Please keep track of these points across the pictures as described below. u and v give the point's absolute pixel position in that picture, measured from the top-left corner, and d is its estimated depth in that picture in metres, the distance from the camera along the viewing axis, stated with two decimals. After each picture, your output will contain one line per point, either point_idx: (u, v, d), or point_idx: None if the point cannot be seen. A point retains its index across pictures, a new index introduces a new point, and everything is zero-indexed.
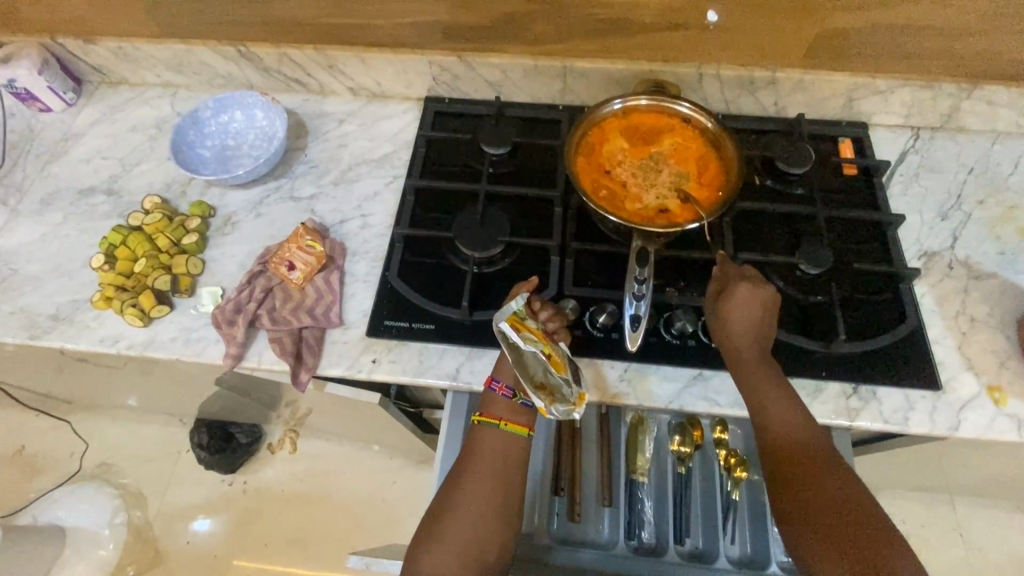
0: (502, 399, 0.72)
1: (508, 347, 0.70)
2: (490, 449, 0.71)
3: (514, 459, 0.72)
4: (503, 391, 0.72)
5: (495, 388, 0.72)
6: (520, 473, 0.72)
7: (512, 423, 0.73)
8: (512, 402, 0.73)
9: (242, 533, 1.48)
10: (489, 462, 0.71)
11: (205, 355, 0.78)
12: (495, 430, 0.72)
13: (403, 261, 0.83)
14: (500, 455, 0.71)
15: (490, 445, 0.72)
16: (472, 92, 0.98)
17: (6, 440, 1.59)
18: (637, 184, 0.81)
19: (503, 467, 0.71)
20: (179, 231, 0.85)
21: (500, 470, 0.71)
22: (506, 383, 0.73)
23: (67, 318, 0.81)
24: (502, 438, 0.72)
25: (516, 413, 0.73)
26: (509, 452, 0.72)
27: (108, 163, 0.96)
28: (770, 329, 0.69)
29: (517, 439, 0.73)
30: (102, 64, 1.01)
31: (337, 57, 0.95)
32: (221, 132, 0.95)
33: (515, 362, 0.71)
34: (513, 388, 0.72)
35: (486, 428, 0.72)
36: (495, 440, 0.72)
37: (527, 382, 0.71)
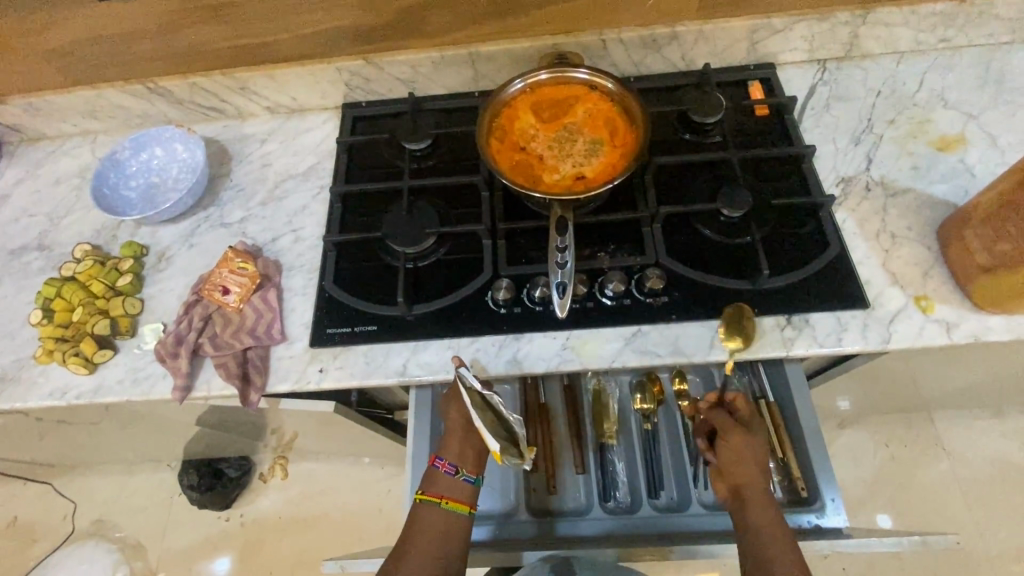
0: (445, 475, 0.79)
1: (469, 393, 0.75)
2: (429, 527, 0.76)
3: (455, 534, 0.77)
4: (446, 467, 0.79)
5: (438, 465, 0.79)
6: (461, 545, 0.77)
7: (454, 502, 0.78)
8: (456, 478, 0.79)
9: (246, 565, 1.49)
10: (429, 542, 0.75)
11: (155, 391, 0.78)
12: (436, 507, 0.77)
13: (339, 268, 0.84)
14: (441, 532, 0.76)
15: (432, 523, 0.76)
16: (387, 93, 0.98)
17: None
18: (553, 156, 0.81)
19: (441, 543, 0.75)
20: (113, 274, 0.85)
21: (439, 544, 0.75)
22: (448, 460, 0.80)
23: (14, 377, 0.81)
24: (442, 516, 0.77)
25: (457, 488, 0.79)
26: (450, 529, 0.77)
27: (37, 219, 0.96)
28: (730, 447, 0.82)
29: (459, 514, 0.78)
30: (16, 122, 1.01)
31: (247, 78, 0.95)
32: (144, 171, 0.95)
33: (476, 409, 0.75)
34: (456, 465, 0.80)
35: (428, 507, 0.77)
36: (437, 519, 0.76)
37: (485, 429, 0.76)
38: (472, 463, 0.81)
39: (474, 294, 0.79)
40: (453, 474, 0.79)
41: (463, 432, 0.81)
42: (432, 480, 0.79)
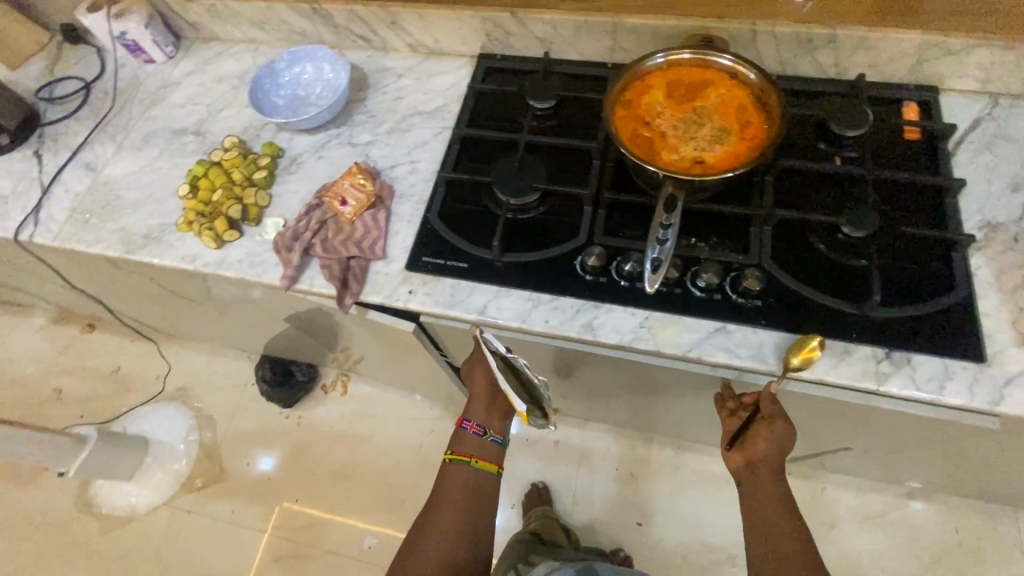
0: (473, 436, 0.89)
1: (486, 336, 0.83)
2: (459, 481, 0.86)
3: (484, 488, 0.86)
4: (474, 428, 0.89)
5: (467, 427, 0.90)
6: (489, 496, 0.87)
7: (483, 462, 0.88)
8: (484, 438, 0.90)
9: (294, 461, 1.63)
10: (458, 494, 0.85)
11: (266, 276, 0.87)
12: (466, 465, 0.87)
13: (445, 204, 0.88)
14: (470, 486, 0.86)
15: (462, 477, 0.87)
16: (523, 50, 1.01)
17: (109, 359, 1.83)
18: (676, 135, 0.80)
19: (470, 495, 0.85)
20: (252, 167, 0.95)
21: (467, 497, 0.85)
22: (476, 422, 0.90)
23: (157, 238, 0.93)
24: (471, 473, 0.87)
25: (485, 448, 0.89)
26: (479, 485, 0.86)
27: (198, 108, 1.08)
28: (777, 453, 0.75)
29: (487, 474, 0.88)
30: (198, 21, 1.13)
31: (399, 14, 1.01)
32: (293, 83, 1.04)
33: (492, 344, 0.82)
34: (483, 426, 0.90)
35: (457, 465, 0.87)
36: (469, 476, 0.87)
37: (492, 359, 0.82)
38: (498, 425, 0.92)
39: (567, 255, 0.80)
40: (482, 435, 0.89)
41: (488, 396, 0.92)
42: (462, 440, 0.90)
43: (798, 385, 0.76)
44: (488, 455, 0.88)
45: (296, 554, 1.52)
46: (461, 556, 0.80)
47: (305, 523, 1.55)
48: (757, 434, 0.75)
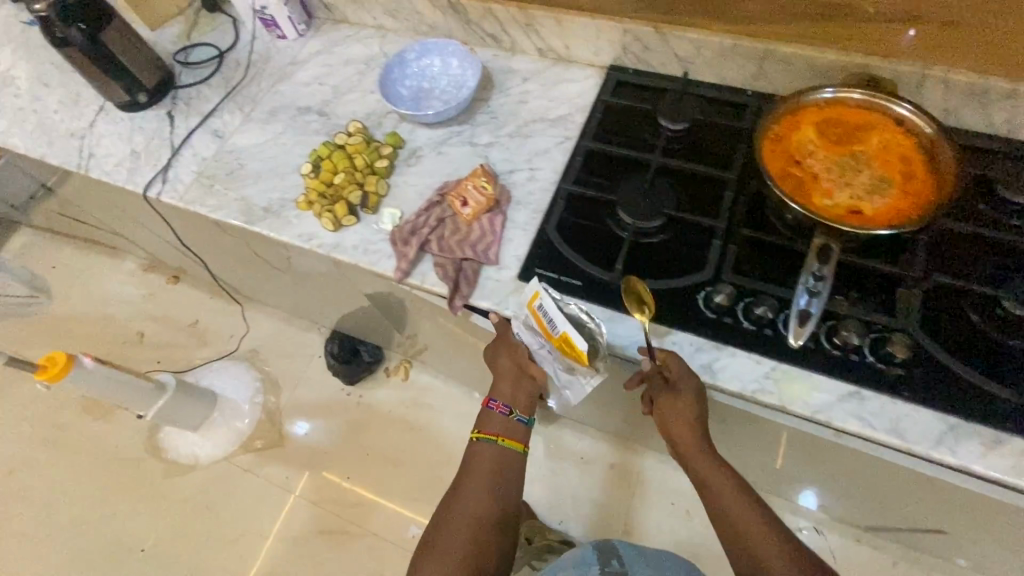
0: (498, 415, 0.85)
1: (539, 303, 0.75)
2: (485, 463, 0.82)
3: (510, 469, 0.83)
4: (500, 409, 0.85)
5: (493, 406, 0.85)
6: (516, 479, 0.83)
7: (507, 441, 0.84)
8: (509, 418, 0.85)
9: (349, 438, 1.66)
10: (483, 476, 0.81)
11: (379, 266, 0.88)
12: (493, 444, 0.83)
13: (564, 216, 0.86)
14: (496, 467, 0.82)
15: (490, 458, 0.82)
16: (658, 66, 0.97)
17: (189, 312, 1.92)
18: (829, 179, 0.75)
19: (496, 475, 0.81)
20: (374, 154, 0.96)
21: (493, 478, 0.81)
22: (502, 402, 0.85)
23: (276, 212, 0.96)
24: (499, 452, 0.83)
25: (511, 428, 0.84)
26: (506, 470, 0.82)
27: (323, 88, 1.09)
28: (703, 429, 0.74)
29: (513, 452, 0.84)
30: (332, 3, 1.15)
31: (536, 17, 0.99)
32: (420, 75, 1.05)
33: (553, 308, 0.73)
34: (509, 407, 0.85)
35: (486, 443, 0.84)
36: (494, 458, 0.83)
37: (559, 321, 0.73)
38: (524, 404, 0.86)
39: (691, 288, 0.77)
40: (506, 413, 0.84)
41: (515, 377, 0.85)
42: (487, 420, 0.86)
43: (850, 440, 0.76)
44: (515, 434, 0.84)
45: (342, 530, 1.55)
46: (490, 541, 0.77)
47: (354, 501, 1.58)
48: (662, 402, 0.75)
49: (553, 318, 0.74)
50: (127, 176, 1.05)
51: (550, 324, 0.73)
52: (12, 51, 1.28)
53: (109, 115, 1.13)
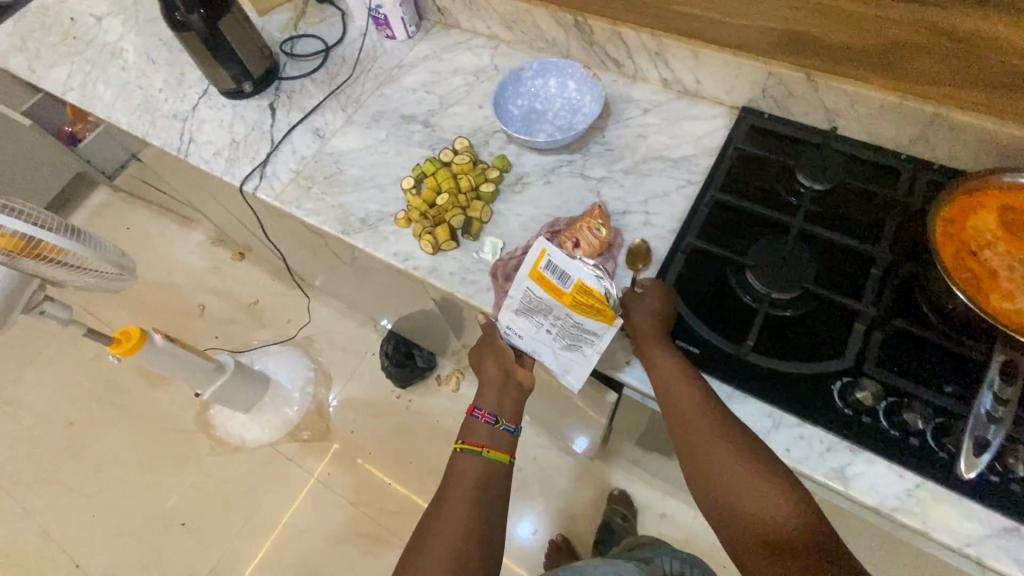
0: (484, 425, 0.77)
1: (547, 261, 0.73)
2: (470, 473, 0.75)
3: (497, 482, 0.75)
4: (486, 417, 0.78)
5: (478, 414, 0.78)
6: (503, 490, 0.75)
7: (491, 451, 0.76)
8: (495, 428, 0.78)
9: (394, 442, 1.64)
10: (468, 486, 0.73)
11: (476, 299, 0.83)
12: (477, 455, 0.76)
13: (683, 271, 0.78)
14: (482, 479, 0.74)
15: (472, 468, 0.75)
16: (799, 115, 0.88)
17: (251, 291, 1.93)
18: (1011, 279, 0.66)
19: (480, 486, 0.74)
20: (480, 177, 0.91)
21: (478, 488, 0.73)
22: (488, 410, 0.78)
23: (373, 225, 0.92)
24: (483, 464, 0.76)
25: (497, 438, 0.77)
26: (490, 482, 0.75)
27: (429, 97, 1.05)
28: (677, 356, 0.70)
29: (498, 464, 0.77)
30: (447, 7, 1.10)
31: (670, 46, 0.91)
32: (533, 95, 0.99)
33: (563, 258, 0.73)
34: (496, 415, 0.78)
35: (468, 454, 0.76)
36: (480, 470, 0.75)
37: (572, 272, 0.73)
38: (512, 411, 0.79)
39: (825, 377, 0.69)
40: (491, 424, 0.77)
41: (503, 382, 0.79)
42: (473, 429, 0.78)
43: None
44: (502, 444, 0.77)
45: (378, 536, 1.53)
46: (475, 561, 0.68)
47: (393, 509, 1.56)
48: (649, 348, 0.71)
49: (565, 270, 0.73)
50: (224, 166, 1.03)
51: (563, 277, 0.72)
52: (123, 22, 1.28)
53: (211, 100, 1.12)
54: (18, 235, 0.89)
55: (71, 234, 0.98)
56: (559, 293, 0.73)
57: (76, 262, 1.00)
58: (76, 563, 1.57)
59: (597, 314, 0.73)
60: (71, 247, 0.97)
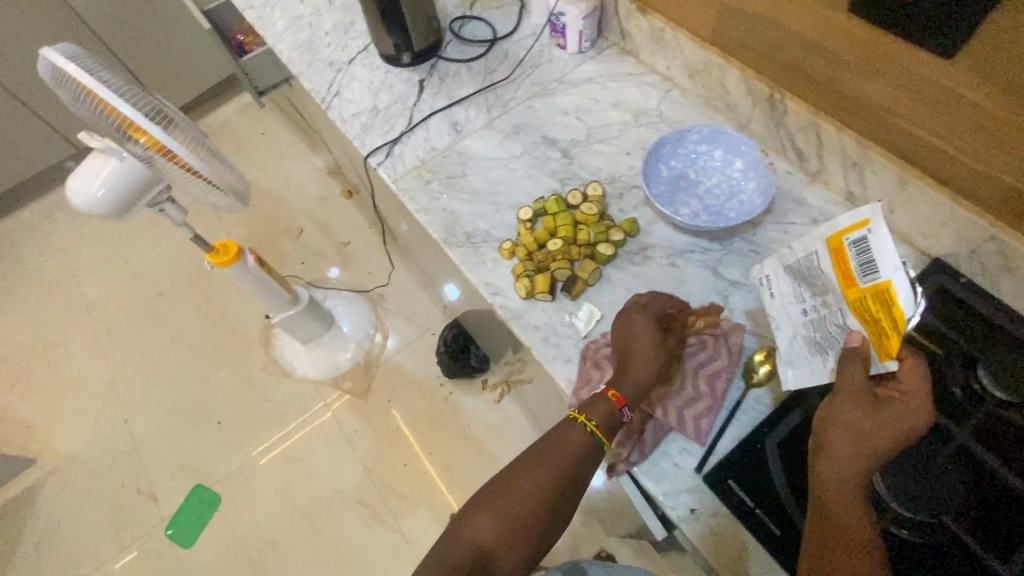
0: (610, 410, 0.67)
1: (861, 234, 0.62)
2: (572, 443, 0.66)
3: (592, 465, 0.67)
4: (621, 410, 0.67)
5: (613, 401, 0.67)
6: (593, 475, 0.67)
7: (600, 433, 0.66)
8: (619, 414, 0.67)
9: (423, 427, 1.64)
10: (566, 456, 0.66)
11: (552, 367, 0.76)
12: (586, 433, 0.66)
13: (794, 434, 0.67)
14: (579, 456, 0.66)
15: (574, 441, 0.67)
16: (1008, 295, 0.71)
17: (346, 232, 1.99)
18: None
19: (577, 461, 0.66)
20: (602, 234, 0.82)
21: (573, 463, 0.66)
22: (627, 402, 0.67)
23: (475, 245, 0.86)
24: (588, 444, 0.66)
25: (614, 427, 0.67)
26: (589, 460, 0.67)
27: (578, 124, 0.96)
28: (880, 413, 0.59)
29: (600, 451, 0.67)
30: (631, 33, 1.00)
31: (872, 161, 0.76)
32: (690, 160, 0.87)
33: (884, 247, 0.59)
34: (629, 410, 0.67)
35: (580, 427, 0.67)
36: (586, 449, 0.66)
37: (886, 266, 0.59)
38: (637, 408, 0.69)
39: None
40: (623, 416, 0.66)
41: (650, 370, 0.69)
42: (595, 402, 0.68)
43: None
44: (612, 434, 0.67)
45: (377, 510, 1.55)
46: (544, 528, 0.64)
47: (400, 491, 1.56)
48: (838, 410, 0.60)
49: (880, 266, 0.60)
50: (356, 130, 1.02)
51: (874, 264, 0.60)
52: None
53: (368, 59, 1.11)
54: (161, 140, 0.96)
55: (200, 154, 1.06)
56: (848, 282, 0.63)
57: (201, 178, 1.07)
58: (126, 419, 1.73)
59: (875, 339, 0.60)
60: (198, 165, 1.04)
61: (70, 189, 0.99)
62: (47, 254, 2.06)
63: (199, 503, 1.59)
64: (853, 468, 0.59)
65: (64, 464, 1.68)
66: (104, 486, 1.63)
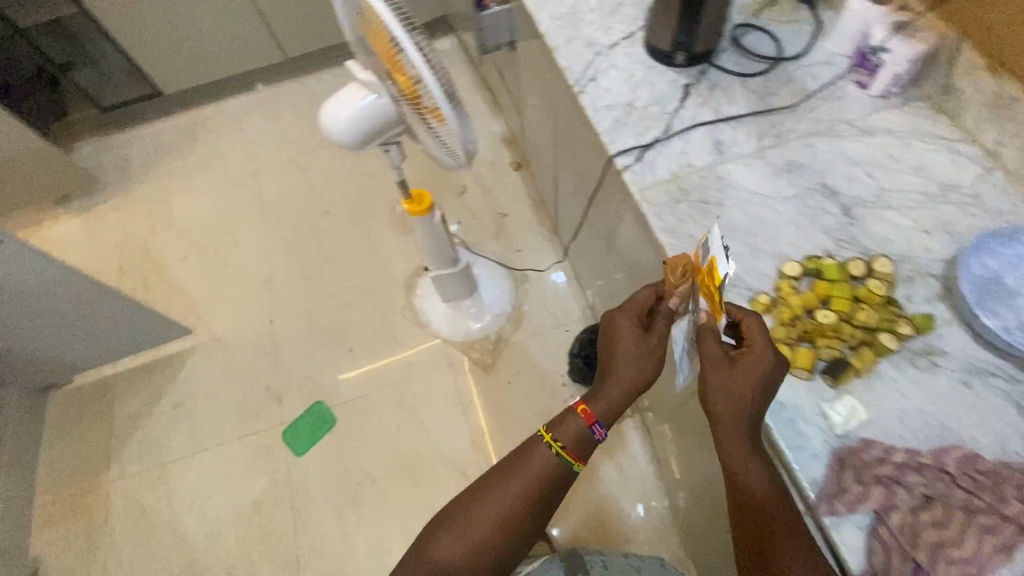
0: (574, 425, 0.83)
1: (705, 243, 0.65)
2: (536, 463, 0.83)
3: (553, 481, 0.83)
4: (598, 435, 0.83)
5: (594, 430, 0.83)
6: (553, 486, 0.83)
7: (566, 454, 0.83)
8: (587, 433, 0.83)
9: (537, 420, 1.61)
10: (528, 474, 0.82)
11: (796, 459, 0.67)
12: (552, 453, 0.83)
13: None
14: (541, 472, 0.83)
15: (539, 461, 0.83)
16: None
17: (504, 202, 1.98)
18: None
19: (537, 480, 0.82)
20: (885, 320, 0.72)
21: (535, 479, 0.82)
22: (603, 428, 0.83)
23: (725, 287, 0.78)
24: (553, 464, 0.83)
25: (576, 443, 0.83)
26: (551, 477, 0.83)
27: (866, 182, 0.84)
28: (733, 379, 0.66)
29: (565, 467, 0.83)
30: (959, 92, 0.86)
31: None
32: (1012, 264, 0.73)
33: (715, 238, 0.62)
34: (600, 426, 0.83)
35: (545, 449, 0.83)
36: (555, 468, 0.83)
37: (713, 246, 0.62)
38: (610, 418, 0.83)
39: None
40: (591, 434, 0.82)
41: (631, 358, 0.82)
42: (561, 424, 0.84)
43: None
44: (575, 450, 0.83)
45: None
46: (507, 535, 0.80)
47: None
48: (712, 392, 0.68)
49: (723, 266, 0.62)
50: (607, 122, 0.95)
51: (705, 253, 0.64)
52: None
53: (631, 49, 1.03)
54: (433, 94, 0.87)
55: (455, 99, 0.92)
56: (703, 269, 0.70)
57: (443, 126, 0.95)
58: (270, 319, 1.84)
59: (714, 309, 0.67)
60: (445, 111, 0.90)
61: (322, 114, 1.02)
62: (240, 148, 2.24)
63: (316, 419, 1.66)
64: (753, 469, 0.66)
65: (211, 342, 1.82)
66: (238, 374, 1.75)
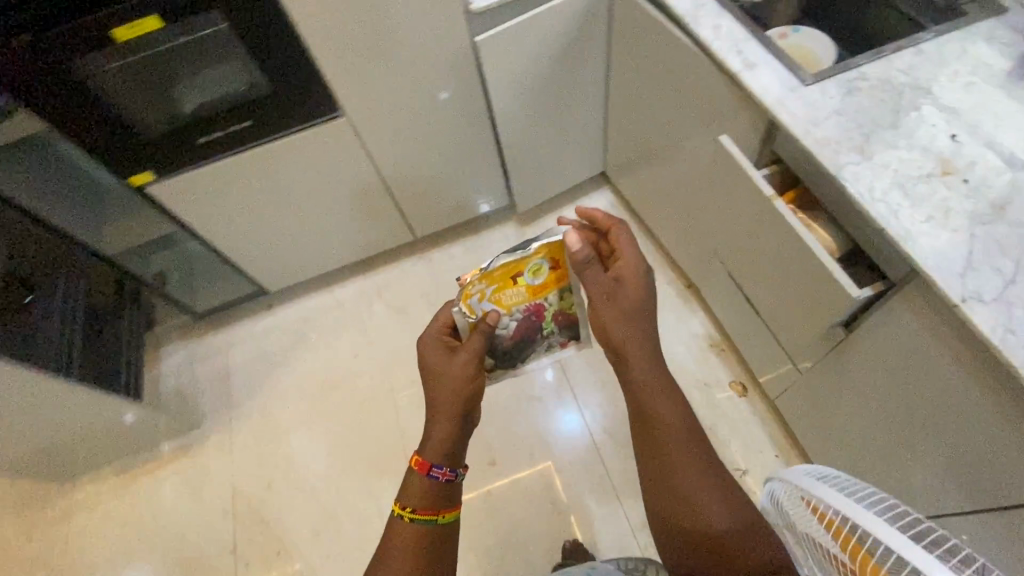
0: (434, 478, 0.82)
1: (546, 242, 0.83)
2: (405, 540, 0.79)
3: (435, 541, 0.81)
4: (445, 474, 0.83)
5: (436, 471, 0.82)
6: (439, 542, 0.81)
7: (421, 514, 0.80)
8: (440, 480, 0.82)
9: None
10: (402, 558, 0.78)
11: None
12: (427, 518, 0.81)
13: None
14: (409, 545, 0.79)
15: (405, 536, 0.80)
16: None
17: (738, 452, 1.51)
18: None
19: (418, 552, 0.79)
20: None
21: (423, 551, 0.79)
22: (448, 471, 0.83)
23: None
24: (425, 531, 0.80)
25: (429, 501, 0.81)
26: (433, 538, 0.81)
27: None
28: (637, 310, 0.83)
29: (442, 517, 0.82)
30: None
31: None
32: None
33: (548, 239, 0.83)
34: (451, 473, 0.83)
35: (418, 519, 0.80)
36: (420, 532, 0.80)
37: (535, 242, 0.83)
38: (457, 455, 0.85)
39: None
40: (431, 481, 0.82)
41: (461, 380, 0.85)
42: (407, 486, 0.83)
43: None
44: (447, 507, 0.83)
45: None
46: None
47: None
48: (608, 317, 0.84)
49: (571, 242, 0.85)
50: None
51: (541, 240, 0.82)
52: None
53: None
54: None
55: None
56: (534, 287, 0.89)
57: None
58: None
59: (544, 260, 0.85)
60: None
61: None
62: (367, 358, 1.81)
63: None
64: (665, 392, 0.81)
65: None
66: None
